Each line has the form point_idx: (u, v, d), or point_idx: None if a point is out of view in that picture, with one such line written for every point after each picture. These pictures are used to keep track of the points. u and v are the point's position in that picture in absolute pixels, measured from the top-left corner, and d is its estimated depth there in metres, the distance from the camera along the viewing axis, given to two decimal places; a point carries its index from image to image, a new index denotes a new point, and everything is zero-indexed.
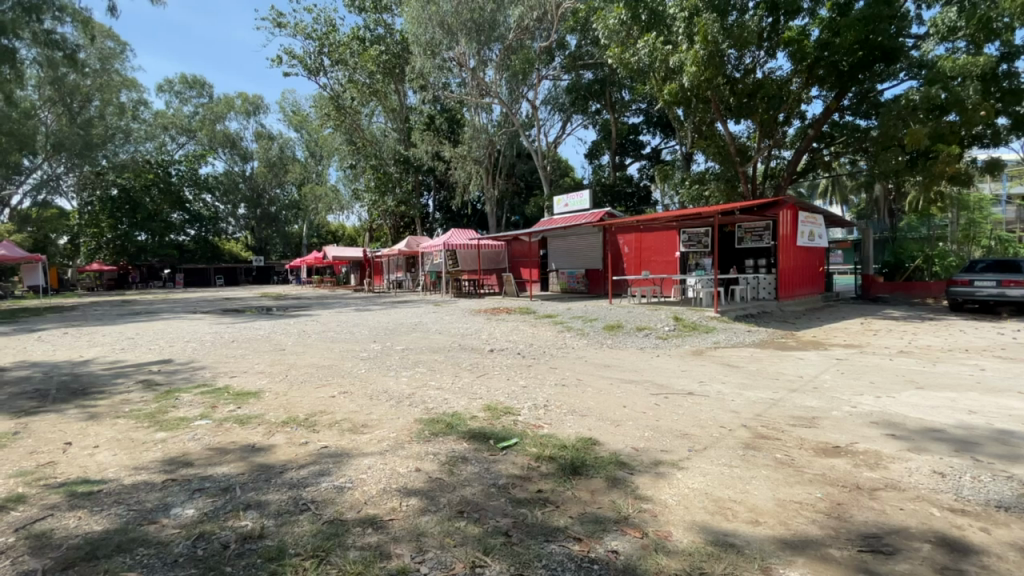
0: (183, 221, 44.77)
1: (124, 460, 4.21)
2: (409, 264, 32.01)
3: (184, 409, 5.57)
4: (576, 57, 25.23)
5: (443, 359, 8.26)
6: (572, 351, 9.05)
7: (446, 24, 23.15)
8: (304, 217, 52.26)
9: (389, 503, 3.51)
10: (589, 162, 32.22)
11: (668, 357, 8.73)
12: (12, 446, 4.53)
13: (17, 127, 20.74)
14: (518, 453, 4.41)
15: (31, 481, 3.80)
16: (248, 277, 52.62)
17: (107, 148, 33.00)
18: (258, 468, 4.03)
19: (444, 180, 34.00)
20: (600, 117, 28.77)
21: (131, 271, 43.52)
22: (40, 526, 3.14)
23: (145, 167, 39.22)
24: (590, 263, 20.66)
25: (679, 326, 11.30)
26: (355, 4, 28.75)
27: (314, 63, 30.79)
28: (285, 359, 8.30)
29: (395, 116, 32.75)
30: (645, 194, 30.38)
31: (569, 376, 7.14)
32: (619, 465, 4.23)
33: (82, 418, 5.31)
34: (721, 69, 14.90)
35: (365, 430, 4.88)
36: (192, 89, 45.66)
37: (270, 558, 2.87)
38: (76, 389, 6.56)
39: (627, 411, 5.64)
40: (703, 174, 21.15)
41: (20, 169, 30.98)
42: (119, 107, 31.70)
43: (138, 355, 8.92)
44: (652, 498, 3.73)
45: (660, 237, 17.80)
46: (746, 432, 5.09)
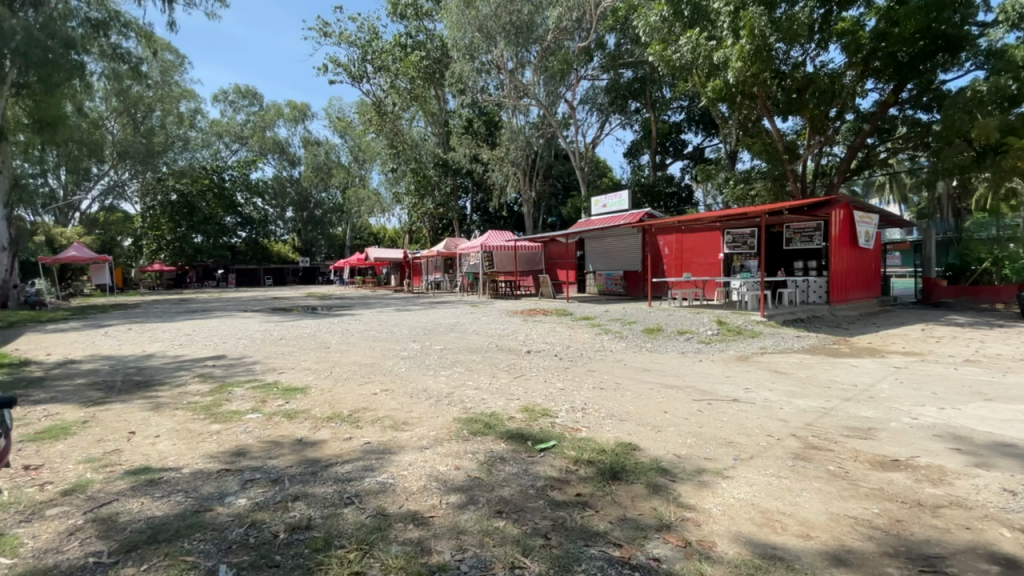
0: (235, 224, 47.22)
1: (183, 449, 4.45)
2: (447, 266, 32.58)
3: (236, 403, 5.83)
4: (615, 56, 24.83)
5: (481, 359, 8.31)
6: (611, 354, 8.92)
7: (485, 28, 23.28)
8: (347, 219, 54.03)
9: (429, 500, 3.55)
10: (629, 162, 31.80)
11: (712, 362, 8.49)
12: (82, 434, 4.86)
13: (89, 136, 22.46)
14: (556, 455, 4.37)
15: (99, 467, 4.08)
16: (295, 277, 54.67)
17: (166, 156, 34.67)
18: (305, 462, 4.18)
19: (481, 182, 34.22)
20: (639, 116, 28.36)
21: (188, 271, 46.08)
22: (107, 510, 3.37)
23: (200, 173, 41.38)
24: (628, 264, 20.34)
25: (722, 330, 10.94)
26: (397, 11, 29.44)
27: (358, 70, 31.70)
28: (330, 357, 8.55)
29: (435, 120, 33.43)
30: (687, 194, 29.83)
31: (608, 380, 7.04)
32: (660, 472, 4.13)
33: (145, 409, 5.65)
34: (769, 63, 14.37)
35: (406, 428, 4.97)
36: (245, 99, 47.99)
37: (316, 549, 2.95)
38: (139, 382, 6.99)
39: (668, 417, 5.50)
40: (750, 172, 20.45)
41: (90, 175, 33.37)
42: (178, 116, 33.47)
43: (194, 349, 9.45)
44: (695, 506, 3.63)
45: (702, 238, 17.33)
46: (795, 442, 4.88)
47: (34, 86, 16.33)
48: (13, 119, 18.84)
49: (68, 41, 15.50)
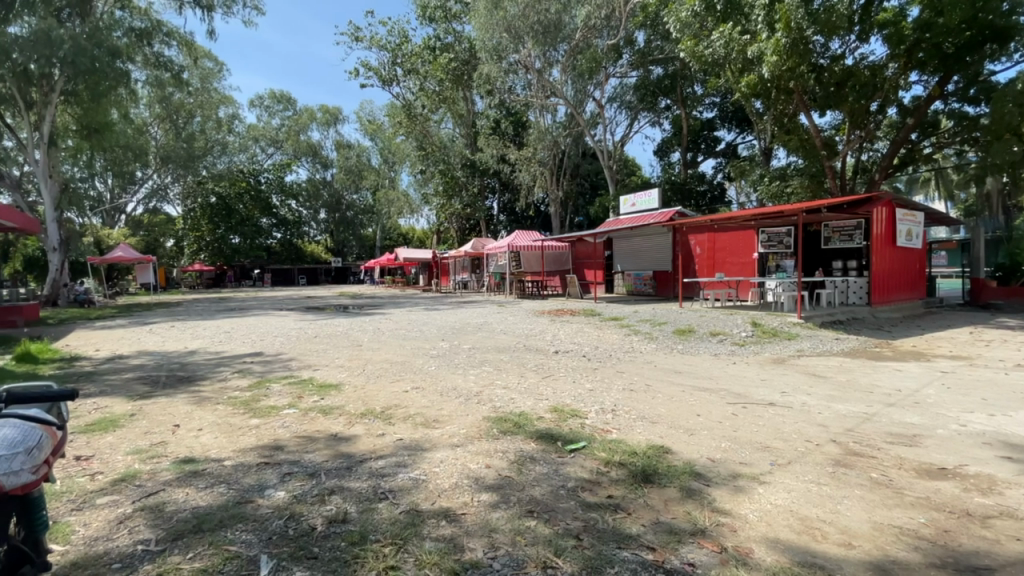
0: (271, 225, 48.38)
1: (225, 442, 4.62)
2: (474, 266, 32.81)
3: (273, 398, 6.01)
4: (644, 52, 24.47)
5: (509, 359, 8.32)
6: (641, 355, 8.79)
7: (513, 28, 23.30)
8: (377, 220, 55.07)
9: (461, 498, 3.58)
10: (659, 160, 31.36)
11: (746, 365, 8.27)
12: (130, 427, 5.09)
13: (133, 141, 23.49)
14: (587, 456, 4.35)
15: (145, 458, 4.26)
16: (327, 277, 55.98)
17: (206, 160, 35.91)
18: (340, 456, 4.27)
19: (508, 182, 34.27)
20: (669, 113, 27.95)
21: (227, 271, 47.79)
22: (154, 499, 3.52)
23: (237, 176, 42.85)
24: (658, 264, 20.04)
25: (757, 332, 10.65)
26: (426, 14, 29.81)
27: (388, 73, 32.20)
28: (362, 355, 8.73)
29: (463, 121, 33.73)
30: (719, 193, 29.31)
31: (639, 381, 6.94)
32: (694, 476, 4.05)
33: (189, 403, 5.88)
34: (807, 56, 13.92)
35: (437, 425, 5.02)
36: (280, 104, 49.42)
37: (353, 543, 3.01)
38: (182, 377, 7.28)
39: (701, 420, 5.39)
40: (786, 169, 19.73)
41: (135, 179, 34.96)
42: (217, 121, 34.62)
43: (234, 347, 9.77)
44: (730, 511, 3.54)
45: (735, 237, 16.91)
46: (835, 448, 4.70)
47: (82, 94, 17.25)
48: (62, 126, 19.89)
49: (114, 49, 16.43)
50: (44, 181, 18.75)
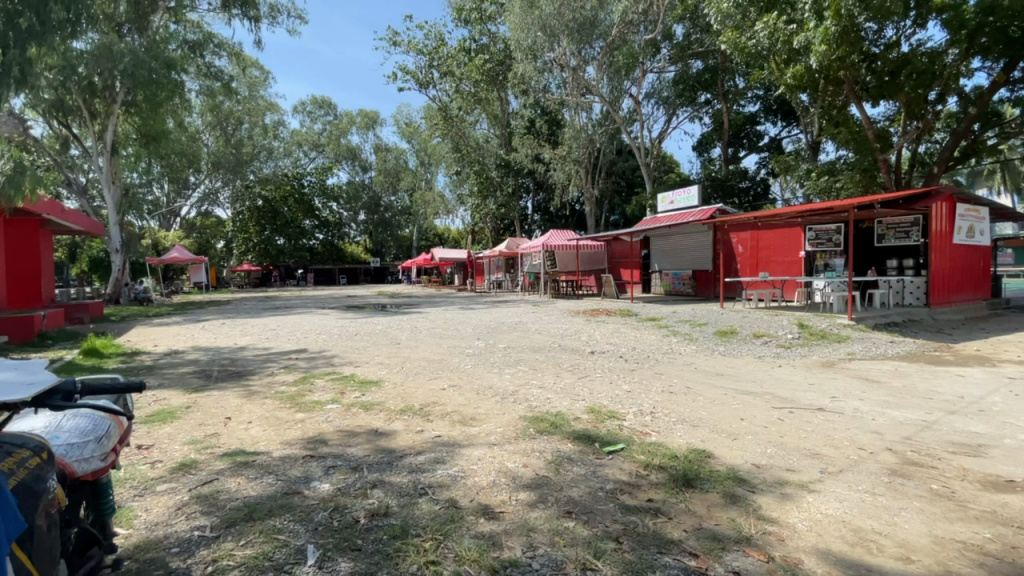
0: (313, 227, 49.92)
1: (273, 435, 4.80)
2: (509, 266, 32.94)
3: (318, 394, 6.21)
4: (683, 46, 23.87)
5: (544, 359, 8.29)
6: (680, 357, 8.58)
7: (548, 27, 23.16)
8: (414, 221, 56.19)
9: (498, 495, 3.59)
10: (699, 156, 30.57)
11: (792, 368, 7.95)
12: (185, 418, 5.36)
13: (187, 148, 24.84)
14: (625, 459, 4.28)
15: (201, 448, 4.49)
16: (366, 277, 57.39)
17: (254, 164, 37.52)
18: (381, 451, 4.36)
19: (543, 182, 34.22)
20: (710, 108, 27.25)
21: (272, 271, 49.69)
22: (208, 488, 3.70)
23: (282, 180, 44.44)
24: (697, 263, 19.55)
25: (804, 334, 10.21)
26: (461, 16, 30.09)
27: (425, 76, 32.69)
28: (401, 353, 8.90)
29: (498, 122, 33.92)
30: (762, 189, 28.33)
31: (678, 383, 6.78)
32: (737, 482, 3.92)
33: (239, 397, 6.16)
34: (858, 44, 13.30)
35: (474, 423, 5.06)
36: (321, 109, 51.03)
37: (395, 536, 3.07)
38: (233, 372, 7.63)
39: (745, 424, 5.21)
40: (835, 163, 18.77)
41: (188, 183, 36.80)
42: (263, 127, 36.03)
43: (280, 343, 10.17)
44: (777, 520, 3.40)
45: (781, 235, 16.26)
46: (891, 457, 4.45)
47: (141, 104, 18.33)
48: (123, 135, 21.08)
49: (169, 61, 17.38)
50: (107, 187, 19.96)
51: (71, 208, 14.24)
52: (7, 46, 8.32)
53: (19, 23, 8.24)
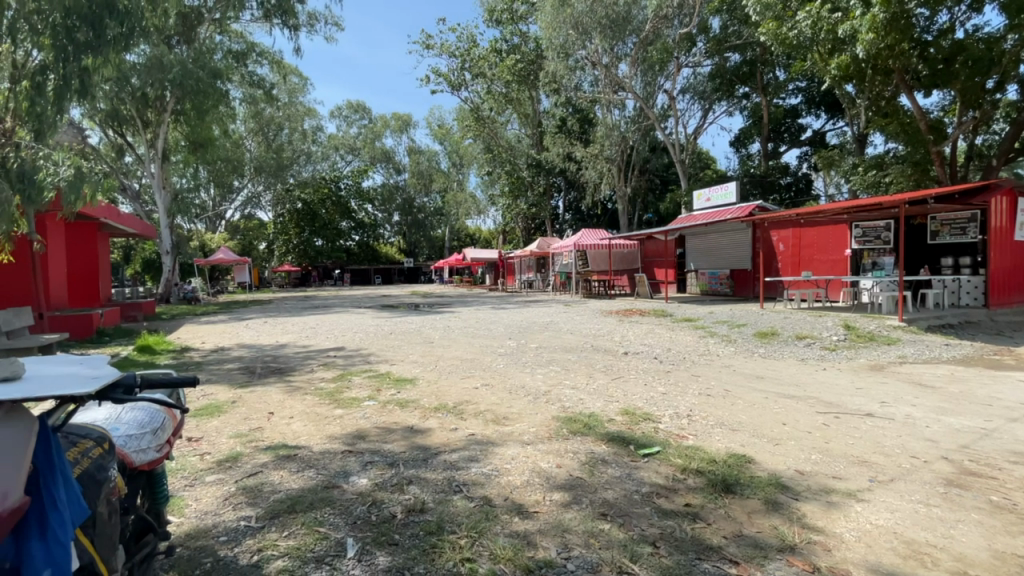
0: (349, 228, 51.19)
1: (312, 430, 4.94)
2: (540, 265, 32.90)
3: (355, 391, 6.37)
4: (720, 39, 23.22)
5: (577, 359, 8.24)
6: (717, 359, 8.36)
7: (581, 24, 22.95)
8: (446, 222, 56.93)
9: (532, 495, 3.59)
10: (736, 151, 29.70)
11: (837, 371, 7.62)
12: (231, 413, 5.59)
13: (230, 154, 25.91)
14: (661, 462, 4.19)
15: (246, 442, 4.67)
16: (400, 277, 58.36)
17: (293, 168, 38.78)
18: (416, 448, 4.42)
19: (574, 181, 34.00)
20: (748, 101, 26.45)
21: (311, 271, 51.19)
22: (253, 480, 3.84)
23: (320, 183, 45.73)
24: (735, 263, 18.99)
25: (850, 336, 9.77)
26: (493, 17, 30.18)
27: (457, 78, 32.97)
28: (434, 352, 9.01)
29: (529, 121, 33.88)
30: (805, 185, 27.33)
31: (716, 386, 6.60)
32: (780, 488, 3.78)
33: (281, 393, 6.37)
34: (908, 31, 12.67)
35: (507, 422, 5.08)
36: (356, 113, 52.28)
37: (430, 532, 3.12)
38: (274, 368, 7.90)
39: (787, 429, 5.02)
40: (883, 157, 17.86)
41: (232, 188, 38.35)
42: (302, 132, 37.07)
43: (319, 341, 10.47)
44: (822, 529, 3.27)
45: (825, 232, 15.66)
46: (947, 466, 4.20)
47: (189, 113, 19.15)
48: (172, 142, 22.15)
49: (215, 71, 18.23)
50: (158, 192, 21.02)
51: (126, 212, 15.08)
52: (66, 60, 8.77)
53: (75, 37, 8.67)
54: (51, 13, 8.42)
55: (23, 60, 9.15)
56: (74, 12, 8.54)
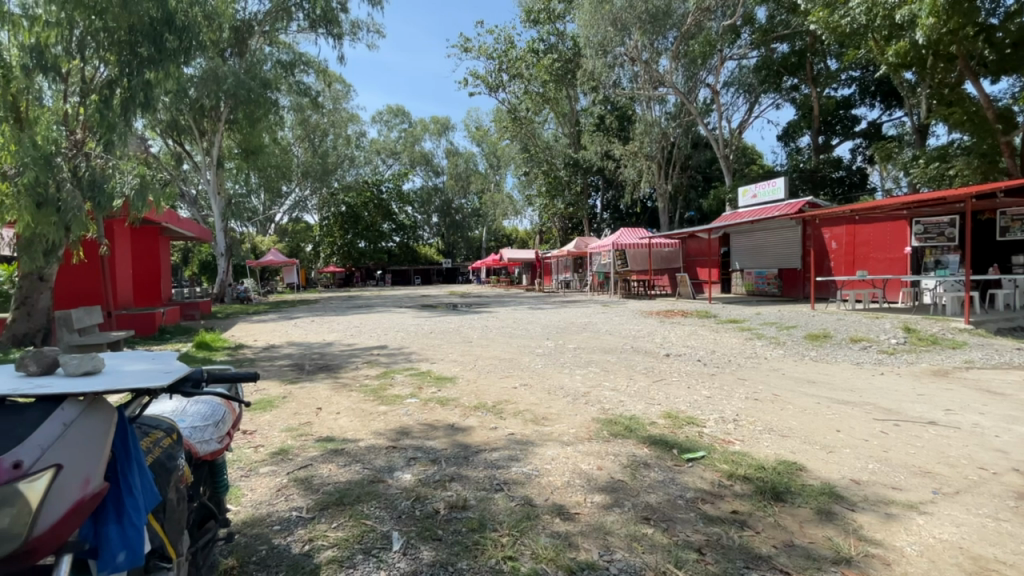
0: (391, 230, 52.44)
1: (358, 426, 5.11)
2: (577, 265, 32.67)
3: (398, 388, 6.53)
4: (766, 29, 22.37)
5: (617, 360, 8.13)
6: (765, 362, 8.05)
7: (619, 21, 22.57)
8: (484, 222, 57.45)
9: (573, 496, 3.58)
10: (784, 146, 28.52)
11: (896, 376, 7.18)
12: (283, 408, 5.85)
13: (280, 160, 27.11)
14: (706, 467, 4.08)
15: (296, 435, 4.88)
16: (439, 277, 59.33)
17: (338, 173, 40.15)
18: (457, 445, 4.50)
19: (613, 180, 33.57)
20: (797, 93, 25.34)
21: (354, 271, 52.81)
22: (304, 472, 4.01)
23: (362, 186, 47.13)
24: (783, 262, 18.25)
25: (910, 339, 9.20)
26: (530, 17, 30.12)
27: (495, 80, 33.18)
28: (473, 351, 9.12)
29: (567, 120, 33.77)
30: (860, 179, 25.95)
31: (764, 390, 6.38)
32: (833, 498, 3.61)
33: (328, 389, 6.61)
34: (972, 14, 11.80)
35: (547, 423, 5.08)
36: (397, 118, 53.55)
37: (473, 529, 3.16)
38: (321, 366, 8.21)
39: (841, 436, 4.79)
40: (946, 148, 16.67)
41: (281, 193, 40.02)
42: (346, 138, 38.15)
43: (363, 340, 10.80)
44: (881, 542, 3.10)
45: (882, 229, 14.82)
46: (1020, 479, 3.89)
47: (241, 122, 20.15)
48: (226, 149, 23.36)
49: (265, 81, 19.13)
50: (213, 197, 22.22)
51: (186, 217, 15.99)
52: (131, 74, 9.50)
53: (139, 51, 9.45)
54: (116, 31, 9.18)
55: (90, 75, 9.78)
56: (136, 29, 9.34)
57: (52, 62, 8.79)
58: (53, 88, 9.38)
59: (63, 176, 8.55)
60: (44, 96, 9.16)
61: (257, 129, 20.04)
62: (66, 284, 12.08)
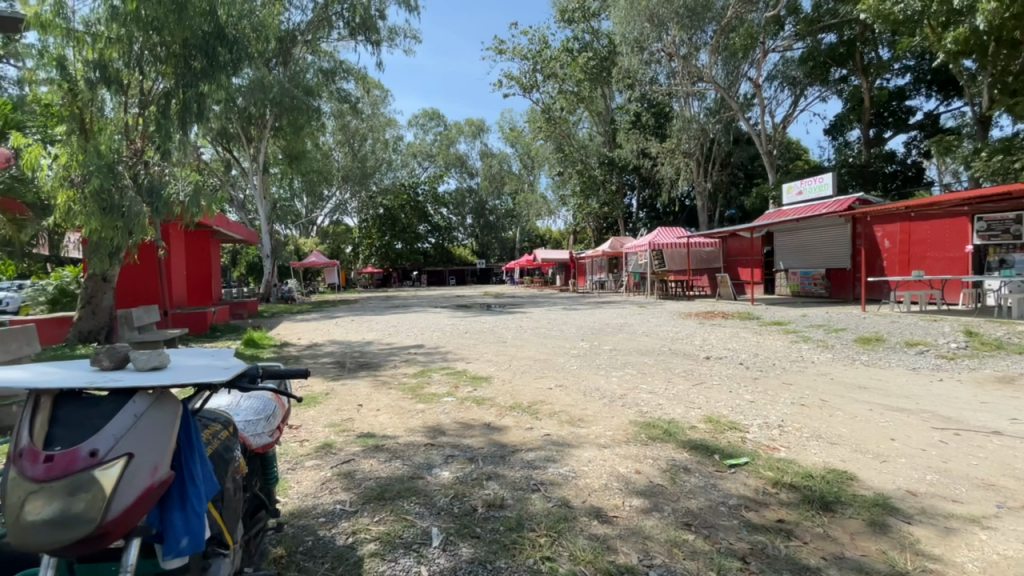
0: (426, 231, 53.32)
1: (397, 423, 5.23)
2: (612, 265, 32.34)
3: (435, 386, 6.65)
4: (812, 19, 21.48)
5: (654, 363, 8.00)
6: (811, 366, 7.73)
7: (656, 16, 22.22)
8: (518, 223, 57.69)
9: (611, 499, 3.55)
10: (832, 140, 27.29)
11: (956, 383, 6.74)
12: (326, 403, 6.06)
13: (321, 164, 28.06)
14: (750, 474, 3.96)
15: (339, 431, 5.04)
16: (473, 278, 59.91)
17: (376, 176, 41.17)
18: (493, 445, 4.54)
19: (649, 178, 33.02)
20: (846, 84, 24.22)
21: (392, 272, 54.04)
22: (347, 467, 4.14)
23: (399, 189, 48.15)
24: (830, 261, 17.46)
25: (972, 343, 8.62)
26: (564, 17, 29.96)
27: (529, 80, 33.21)
28: (508, 351, 9.18)
29: (602, 119, 33.49)
30: (915, 173, 24.56)
31: (811, 395, 6.12)
32: (887, 510, 3.43)
33: (368, 387, 6.81)
34: None
35: (583, 424, 5.06)
36: (432, 121, 54.41)
37: (511, 528, 3.18)
38: (361, 364, 8.45)
39: (895, 445, 4.55)
40: (1012, 139, 15.55)
41: (323, 197, 41.42)
42: (384, 142, 39.10)
43: (400, 339, 11.03)
44: (940, 557, 2.93)
45: (940, 227, 13.98)
46: None
47: (285, 129, 20.97)
48: (271, 155, 24.39)
49: (308, 88, 19.89)
50: (260, 201, 23.23)
51: (234, 220, 16.78)
52: (186, 85, 10.03)
53: (192, 64, 9.99)
54: (172, 45, 9.73)
55: (148, 87, 10.29)
56: (191, 43, 9.88)
57: (115, 75, 9.40)
58: (115, 100, 9.88)
59: (125, 183, 9.12)
60: (106, 107, 9.78)
61: (301, 135, 20.88)
62: (127, 284, 12.89)
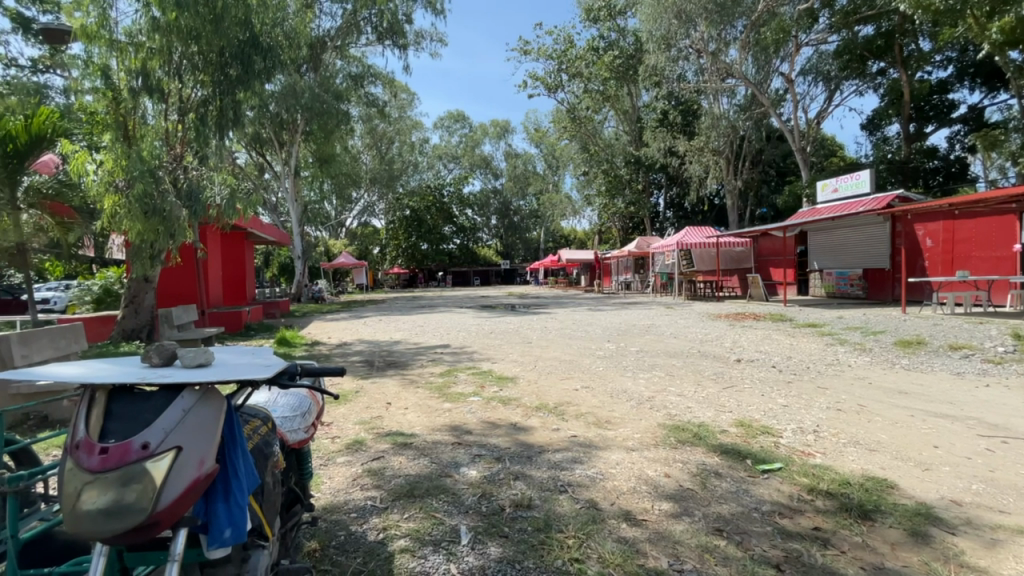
0: (452, 232, 53.76)
1: (424, 421, 5.30)
2: (639, 266, 31.95)
3: (461, 386, 6.71)
4: (847, 11, 20.78)
5: (682, 364, 7.88)
6: (846, 369, 7.48)
7: (684, 13, 21.90)
8: (542, 223, 57.62)
9: (640, 502, 3.52)
10: (869, 135, 26.35)
11: (1005, 389, 6.41)
12: (355, 401, 6.19)
13: (349, 167, 28.68)
14: (784, 480, 3.86)
15: (368, 429, 5.14)
16: (498, 278, 60.11)
17: (403, 178, 41.77)
18: (520, 445, 4.55)
19: (676, 176, 32.52)
20: (884, 78, 23.40)
21: (418, 273, 54.68)
22: (377, 464, 4.22)
23: (425, 191, 48.72)
24: (868, 261, 16.85)
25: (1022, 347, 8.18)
26: (590, 16, 29.76)
27: (553, 80, 33.11)
28: (533, 351, 9.18)
29: (628, 117, 33.12)
30: (958, 169, 23.51)
31: (847, 400, 5.93)
32: (930, 520, 3.29)
33: (396, 385, 6.92)
34: None
35: (610, 426, 5.02)
36: (457, 123, 54.83)
37: (539, 528, 3.20)
38: (388, 362, 8.60)
39: (939, 452, 4.36)
40: None
41: (351, 199, 42.24)
42: (410, 144, 39.63)
43: (426, 339, 11.16)
44: (988, 570, 2.80)
45: (986, 225, 13.31)
46: None
47: (316, 134, 21.52)
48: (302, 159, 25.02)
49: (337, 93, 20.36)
50: (291, 204, 23.87)
51: (267, 222, 17.31)
52: (223, 92, 10.43)
53: (229, 72, 10.37)
54: (210, 54, 10.12)
55: (186, 95, 10.59)
56: (227, 52, 10.24)
57: (157, 84, 9.77)
58: (156, 108, 10.14)
59: (166, 187, 9.51)
60: (146, 115, 10.08)
61: (331, 139, 21.38)
62: (167, 284, 13.42)
